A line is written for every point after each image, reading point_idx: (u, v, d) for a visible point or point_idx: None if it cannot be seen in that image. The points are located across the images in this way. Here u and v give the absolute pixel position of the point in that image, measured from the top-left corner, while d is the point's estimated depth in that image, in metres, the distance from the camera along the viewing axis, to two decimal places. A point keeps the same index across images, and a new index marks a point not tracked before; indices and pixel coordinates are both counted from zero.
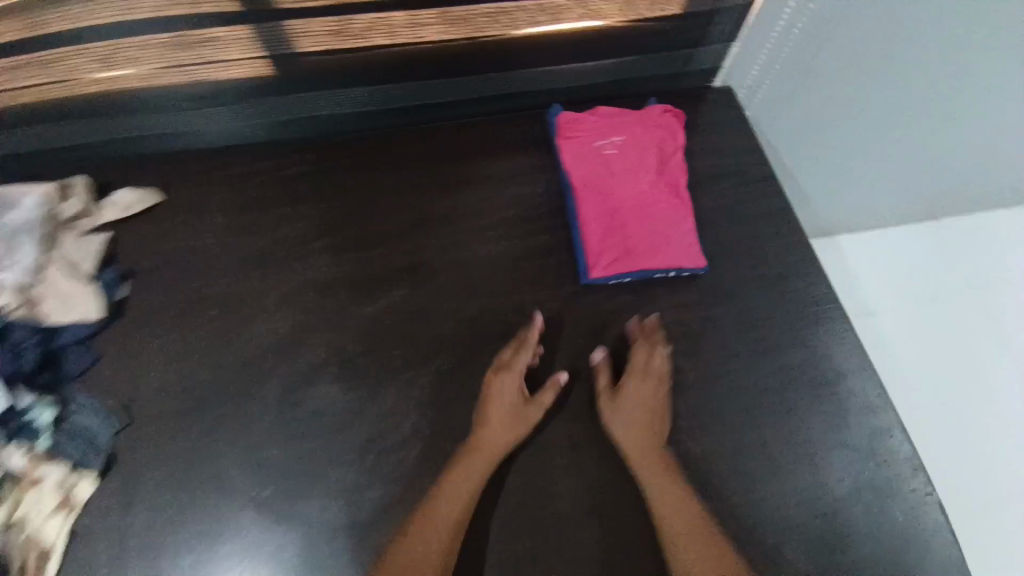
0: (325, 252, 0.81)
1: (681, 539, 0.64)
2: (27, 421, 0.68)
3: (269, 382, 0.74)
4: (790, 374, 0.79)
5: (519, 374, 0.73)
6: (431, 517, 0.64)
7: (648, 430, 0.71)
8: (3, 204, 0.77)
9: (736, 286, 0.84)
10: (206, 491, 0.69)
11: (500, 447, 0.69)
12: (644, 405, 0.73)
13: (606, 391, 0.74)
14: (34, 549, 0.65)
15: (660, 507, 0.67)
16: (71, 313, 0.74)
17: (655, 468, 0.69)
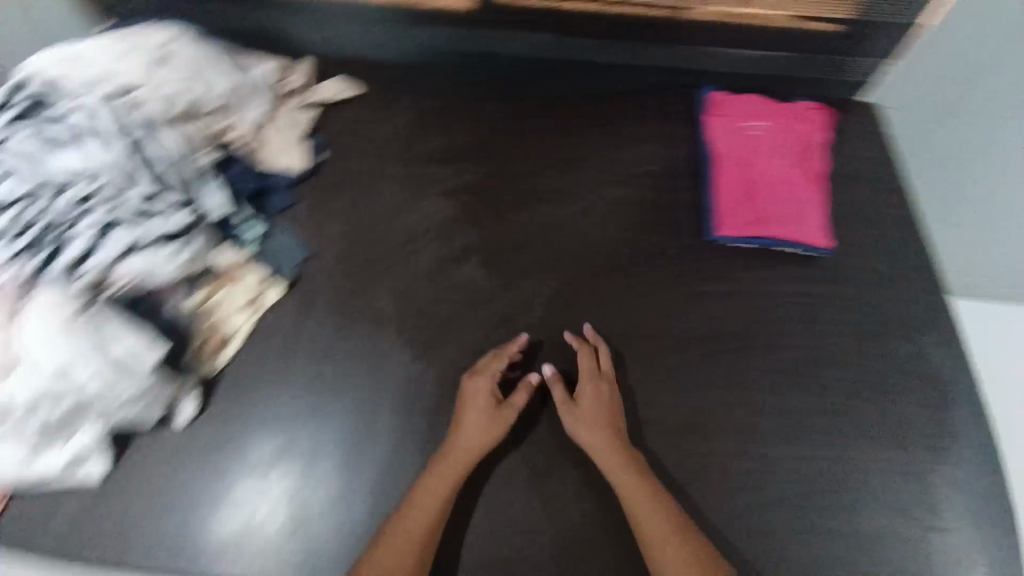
0: (484, 164, 0.95)
1: (659, 545, 0.67)
2: (240, 230, 0.83)
3: (422, 255, 0.88)
4: (884, 361, 0.83)
5: (492, 379, 0.76)
6: (408, 519, 0.68)
7: (607, 439, 0.73)
8: (247, 65, 0.94)
9: (849, 274, 0.88)
10: (357, 326, 0.82)
11: (479, 450, 0.72)
12: (601, 414, 0.75)
13: (565, 404, 0.76)
14: (220, 331, 0.79)
15: (636, 516, 0.69)
16: (286, 159, 0.91)
17: (624, 475, 0.71)
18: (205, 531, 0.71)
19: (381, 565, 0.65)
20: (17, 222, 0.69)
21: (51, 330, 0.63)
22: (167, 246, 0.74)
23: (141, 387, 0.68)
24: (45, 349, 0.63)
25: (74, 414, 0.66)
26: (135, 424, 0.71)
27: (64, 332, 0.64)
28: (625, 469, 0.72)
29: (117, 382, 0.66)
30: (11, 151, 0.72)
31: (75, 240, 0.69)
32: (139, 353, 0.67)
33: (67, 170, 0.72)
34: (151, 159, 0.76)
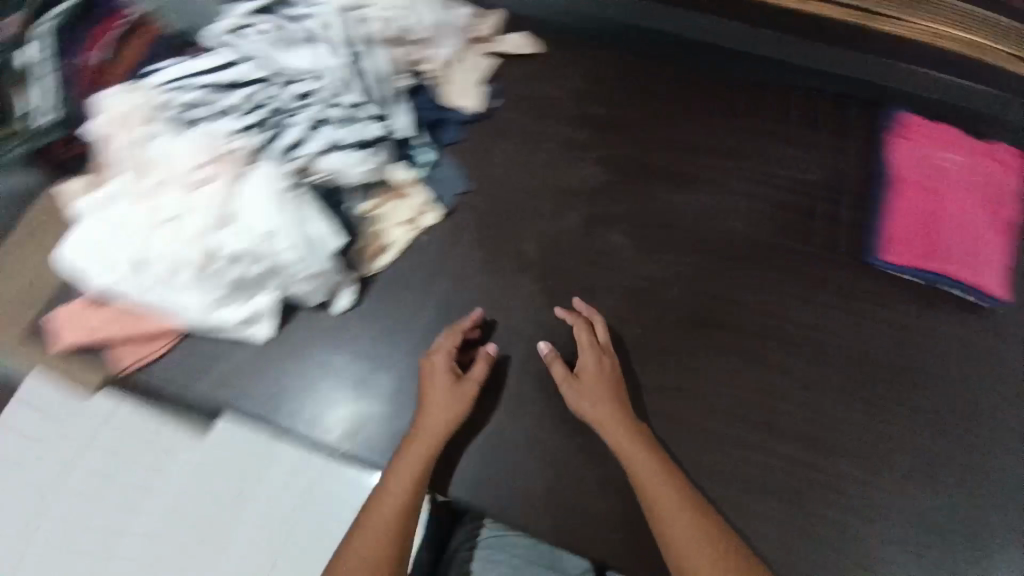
0: (646, 141, 0.96)
1: (661, 511, 0.69)
2: (415, 152, 0.89)
3: (571, 214, 0.91)
4: (1008, 427, 0.82)
5: (451, 357, 0.77)
6: (383, 500, 0.68)
7: (615, 416, 0.74)
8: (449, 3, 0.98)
9: (998, 334, 0.85)
10: (500, 267, 0.87)
11: (444, 428, 0.73)
12: (604, 388, 0.76)
13: (566, 380, 0.77)
14: (380, 239, 0.85)
15: (647, 492, 0.70)
16: (463, 100, 0.96)
17: (629, 443, 0.73)
18: (341, 411, 0.80)
19: (360, 551, 0.65)
20: (248, 99, 0.76)
21: (268, 202, 0.71)
22: (359, 152, 0.81)
23: (321, 270, 0.76)
24: (260, 215, 0.71)
25: (265, 278, 0.75)
26: (303, 297, 0.79)
27: (278, 208, 0.72)
28: (636, 447, 0.73)
29: (304, 262, 0.74)
30: (253, 36, 0.79)
31: (290, 129, 0.77)
32: (327, 241, 0.75)
33: (296, 65, 0.79)
34: (363, 72, 0.83)
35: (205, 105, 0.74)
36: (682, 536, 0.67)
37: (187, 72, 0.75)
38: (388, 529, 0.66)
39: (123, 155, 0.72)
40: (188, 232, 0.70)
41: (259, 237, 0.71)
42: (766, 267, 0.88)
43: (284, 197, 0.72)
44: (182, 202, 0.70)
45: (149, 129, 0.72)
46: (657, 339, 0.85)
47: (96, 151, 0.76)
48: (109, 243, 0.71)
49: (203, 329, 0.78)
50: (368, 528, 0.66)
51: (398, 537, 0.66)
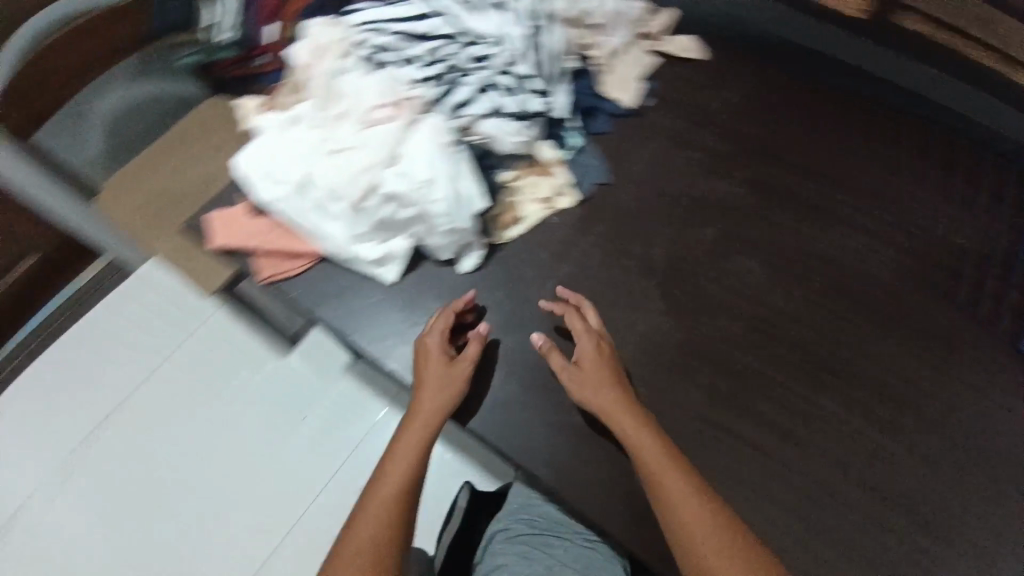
0: (797, 172, 0.94)
1: (671, 496, 0.65)
2: (565, 135, 0.91)
3: (707, 228, 0.90)
4: None
5: (443, 335, 0.77)
6: (382, 480, 0.69)
7: (619, 405, 0.72)
8: None
9: None
10: (626, 263, 0.88)
11: (439, 407, 0.73)
12: (604, 374, 0.74)
13: (565, 370, 0.75)
14: (514, 211, 0.87)
15: (658, 483, 0.66)
16: (621, 93, 0.96)
17: (634, 426, 0.70)
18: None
19: (359, 535, 0.65)
20: (432, 53, 0.79)
21: (429, 154, 0.74)
22: (517, 123, 0.82)
23: (459, 228, 0.78)
24: (423, 162, 0.74)
25: (407, 225, 0.78)
26: (435, 250, 0.81)
27: (436, 162, 0.74)
28: (646, 438, 0.69)
29: (446, 217, 0.76)
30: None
31: (462, 88, 0.79)
32: (471, 202, 0.77)
33: (479, 28, 0.81)
34: (542, 45, 0.84)
35: (394, 52, 0.79)
36: (698, 529, 0.63)
37: (382, 17, 0.79)
38: (386, 509, 0.66)
39: (314, 83, 0.78)
40: (354, 167, 0.74)
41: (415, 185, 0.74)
42: (901, 326, 0.84)
43: (443, 152, 0.75)
44: (356, 137, 0.74)
45: (341, 62, 0.78)
46: (772, 375, 0.82)
47: (290, 74, 0.82)
48: (284, 161, 0.77)
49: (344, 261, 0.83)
50: (369, 506, 0.67)
51: (397, 515, 0.66)
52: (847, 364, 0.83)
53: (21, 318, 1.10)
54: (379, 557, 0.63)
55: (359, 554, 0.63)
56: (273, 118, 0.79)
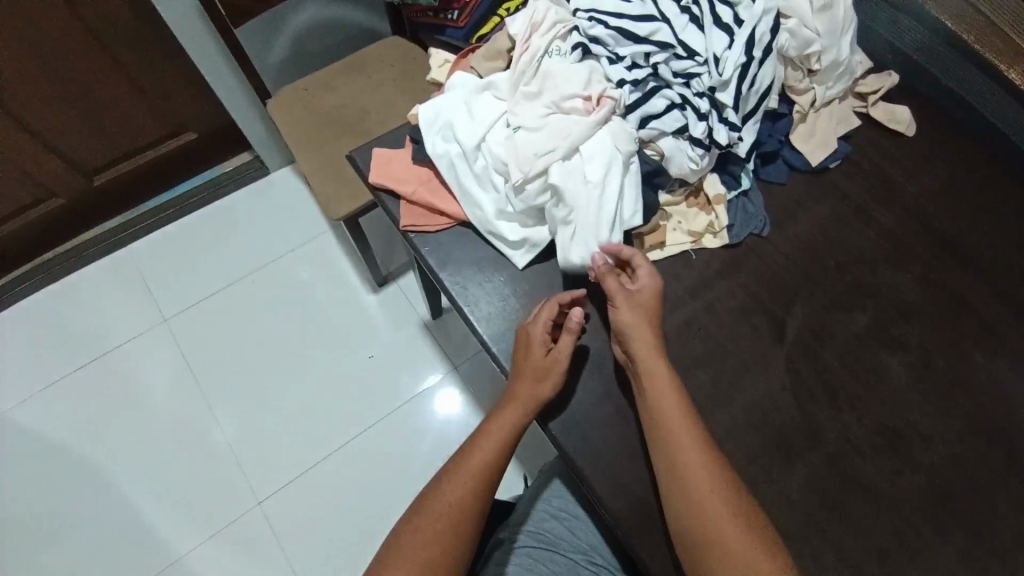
0: (982, 284, 0.83)
1: (690, 468, 0.62)
2: (737, 175, 0.87)
3: (859, 315, 0.82)
4: None
5: (548, 323, 0.75)
6: (470, 459, 0.70)
7: (644, 340, 0.69)
8: (857, 51, 0.93)
9: None
10: (758, 322, 0.82)
11: (535, 403, 0.73)
12: (652, 323, 0.71)
13: (619, 301, 0.71)
14: (661, 235, 0.85)
15: (662, 429, 0.66)
16: (810, 146, 0.91)
17: (667, 388, 0.67)
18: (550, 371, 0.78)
19: (433, 517, 0.66)
20: (642, 58, 0.79)
21: (605, 162, 0.73)
22: (697, 149, 0.79)
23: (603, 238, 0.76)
24: (600, 159, 0.73)
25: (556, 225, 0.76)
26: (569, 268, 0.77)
27: (611, 173, 0.73)
28: (658, 380, 0.68)
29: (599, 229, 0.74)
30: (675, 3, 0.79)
31: (658, 98, 0.78)
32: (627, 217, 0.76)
33: (694, 44, 0.78)
34: (754, 79, 0.79)
35: (605, 48, 0.79)
36: (697, 485, 0.61)
37: (609, 10, 0.79)
38: (467, 493, 0.68)
39: (519, 58, 0.80)
40: (531, 150, 0.75)
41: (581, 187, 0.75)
42: None
43: (618, 166, 0.74)
44: (545, 124, 0.75)
45: (554, 44, 0.80)
46: (894, 493, 0.71)
47: (501, 42, 0.86)
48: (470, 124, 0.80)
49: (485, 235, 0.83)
50: (455, 480, 0.69)
51: (474, 502, 0.68)
52: (994, 516, 0.70)
53: (195, 198, 1.66)
54: (456, 532, 0.66)
55: (438, 522, 0.66)
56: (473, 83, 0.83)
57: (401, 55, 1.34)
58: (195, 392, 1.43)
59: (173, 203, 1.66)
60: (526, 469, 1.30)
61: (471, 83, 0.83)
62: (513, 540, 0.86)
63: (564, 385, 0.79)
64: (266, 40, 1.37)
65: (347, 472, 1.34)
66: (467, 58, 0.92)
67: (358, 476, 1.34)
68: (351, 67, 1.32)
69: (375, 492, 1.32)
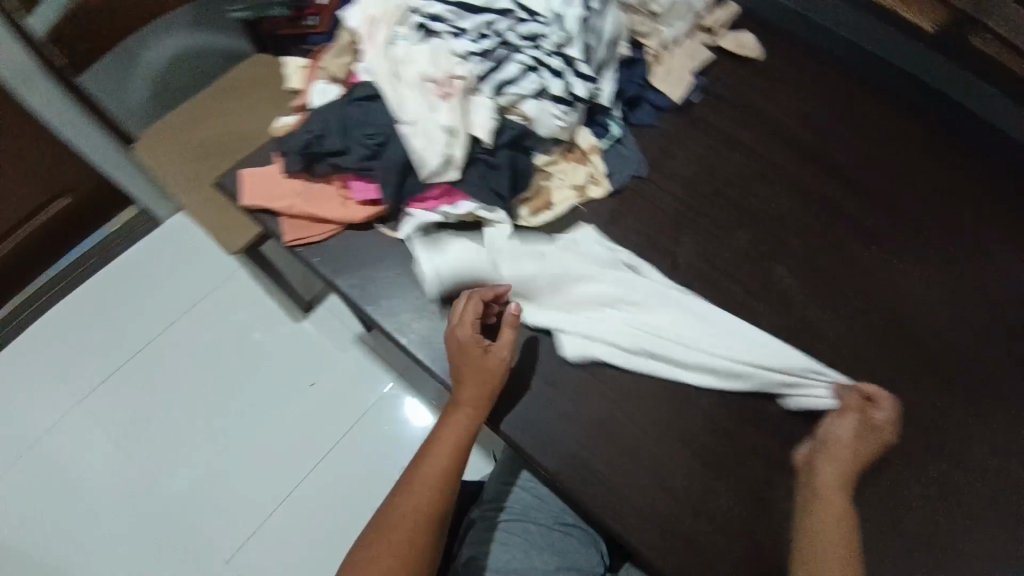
0: (840, 183, 0.91)
1: (812, 550, 0.64)
2: (606, 123, 0.89)
3: (743, 231, 0.87)
4: None
5: (475, 322, 0.74)
6: (424, 469, 0.70)
7: (851, 449, 0.70)
8: None
9: None
10: (653, 259, 0.85)
11: (481, 402, 0.72)
12: (873, 444, 0.71)
13: (853, 418, 0.72)
14: (545, 195, 0.86)
15: (808, 510, 0.67)
16: (670, 87, 0.94)
17: (840, 487, 0.68)
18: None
19: (393, 528, 0.66)
20: (486, 27, 0.79)
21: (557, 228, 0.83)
22: (561, 106, 0.81)
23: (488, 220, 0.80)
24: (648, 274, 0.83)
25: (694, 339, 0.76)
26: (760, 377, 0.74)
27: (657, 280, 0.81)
28: (830, 474, 0.68)
29: (497, 207, 0.79)
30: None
31: (511, 65, 0.79)
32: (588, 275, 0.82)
33: (534, 5, 0.78)
34: (598, 31, 0.82)
35: (447, 24, 0.78)
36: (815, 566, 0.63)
37: None
38: (422, 499, 0.68)
39: (365, 49, 0.78)
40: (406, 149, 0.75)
41: (465, 176, 0.78)
42: (940, 355, 0.80)
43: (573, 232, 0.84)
44: (413, 113, 0.74)
45: (396, 30, 0.78)
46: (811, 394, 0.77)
47: (345, 37, 0.83)
48: (340, 129, 0.77)
49: (382, 230, 0.83)
50: (411, 489, 0.69)
51: (433, 506, 0.68)
52: (886, 385, 0.78)
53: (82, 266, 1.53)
54: (419, 541, 0.66)
55: (397, 532, 0.66)
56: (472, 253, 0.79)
57: (262, 69, 1.27)
58: (129, 466, 1.33)
59: (59, 276, 1.52)
60: (485, 453, 1.32)
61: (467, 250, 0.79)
62: (480, 519, 0.88)
63: None
64: (117, 78, 1.27)
65: (311, 502, 1.31)
66: (318, 60, 0.89)
67: (322, 503, 1.31)
68: (213, 95, 1.25)
69: (344, 515, 1.30)
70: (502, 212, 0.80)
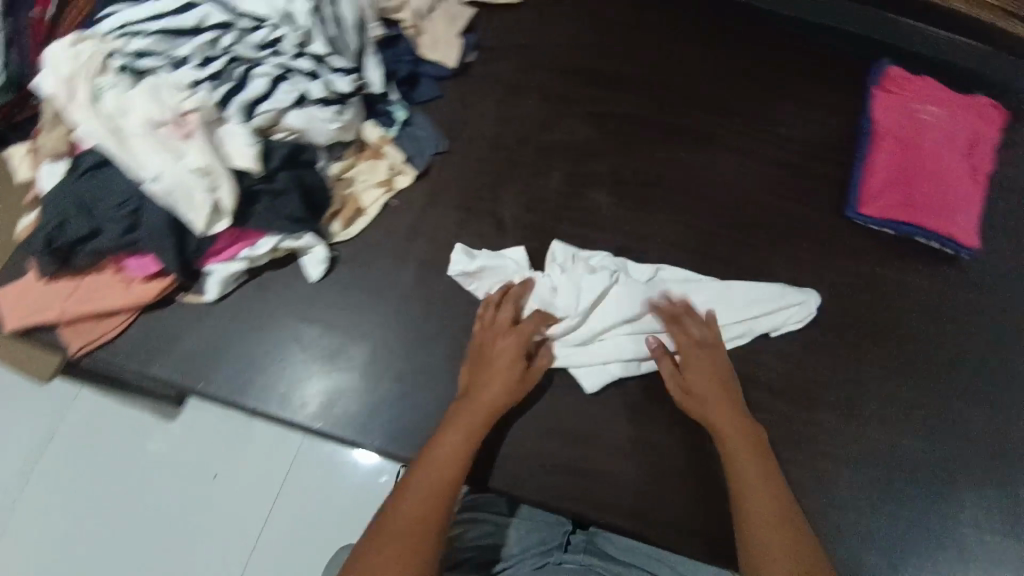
0: (632, 94, 0.92)
1: (751, 517, 0.64)
2: (388, 111, 0.84)
3: (555, 170, 0.87)
4: (978, 368, 0.82)
5: (517, 333, 0.74)
6: (431, 471, 0.64)
7: (711, 404, 0.72)
8: None
9: (972, 276, 0.85)
10: (480, 228, 0.84)
11: (491, 410, 0.70)
12: (706, 382, 0.73)
13: (677, 379, 0.74)
14: (353, 203, 0.81)
15: (732, 475, 0.67)
16: (442, 52, 0.90)
17: (743, 441, 0.69)
18: (332, 388, 0.75)
19: (392, 529, 0.60)
20: (209, 48, 0.71)
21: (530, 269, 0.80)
22: (331, 107, 0.75)
23: (298, 247, 0.75)
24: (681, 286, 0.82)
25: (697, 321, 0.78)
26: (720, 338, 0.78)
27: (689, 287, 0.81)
28: (729, 432, 0.70)
29: (301, 233, 0.74)
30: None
31: (253, 80, 0.71)
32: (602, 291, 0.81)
33: (256, 11, 0.73)
34: (338, 17, 0.76)
35: (159, 57, 0.70)
36: (763, 530, 0.62)
37: (144, 18, 0.71)
38: (433, 499, 0.63)
39: (72, 113, 0.67)
40: (168, 209, 0.67)
41: (250, 215, 0.72)
42: (755, 225, 0.86)
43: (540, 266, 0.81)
44: (155, 166, 0.66)
45: (107, 79, 0.68)
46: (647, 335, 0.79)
47: (51, 105, 0.71)
48: (80, 210, 0.68)
49: (184, 298, 0.75)
50: (417, 492, 0.63)
51: (441, 510, 0.62)
52: (719, 268, 0.84)
53: None
54: (417, 547, 0.59)
55: (398, 536, 0.60)
56: (508, 277, 0.79)
57: None
58: None
59: None
60: None
61: (507, 268, 0.79)
62: None
63: (345, 392, 0.74)
64: None
65: None
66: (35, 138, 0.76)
67: None
68: None
69: None
70: (310, 236, 0.75)
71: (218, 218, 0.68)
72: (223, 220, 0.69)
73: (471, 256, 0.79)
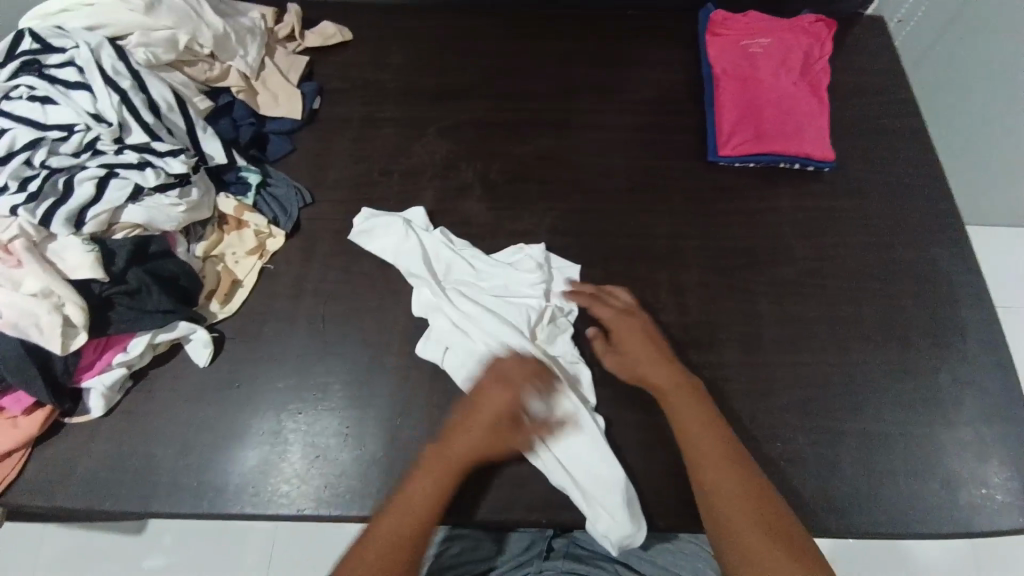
0: (483, 99, 0.93)
1: (718, 486, 0.63)
2: (240, 177, 0.83)
3: (425, 191, 0.87)
4: (868, 268, 0.84)
5: (511, 391, 0.69)
6: (400, 514, 0.64)
7: (658, 369, 0.72)
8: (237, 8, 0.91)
9: (841, 185, 0.89)
10: (363, 267, 0.83)
11: (469, 462, 0.67)
12: (651, 350, 0.74)
13: (610, 353, 0.75)
14: (228, 277, 0.80)
15: (688, 439, 0.67)
16: (282, 107, 0.89)
17: (687, 400, 0.69)
18: (246, 469, 0.72)
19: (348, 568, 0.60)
20: (24, 169, 0.69)
21: (412, 235, 0.81)
22: (171, 191, 0.74)
23: (175, 337, 0.74)
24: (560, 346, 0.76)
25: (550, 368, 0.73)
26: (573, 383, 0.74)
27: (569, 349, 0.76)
28: (677, 396, 0.70)
29: (175, 322, 0.73)
30: (18, 98, 0.72)
31: (77, 186, 0.69)
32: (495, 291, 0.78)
33: (66, 120, 0.72)
34: (151, 103, 0.76)
35: None
36: (726, 498, 0.62)
37: None
38: (403, 540, 0.62)
39: None
40: (21, 338, 0.65)
41: (108, 325, 0.69)
42: (629, 192, 0.88)
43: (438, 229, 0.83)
44: None
45: None
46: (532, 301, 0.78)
47: None
48: None
49: (72, 420, 0.73)
50: (383, 531, 0.63)
51: (408, 550, 0.62)
52: (607, 241, 0.85)
53: None
54: None
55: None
56: (393, 235, 0.82)
57: None
58: None
59: None
60: None
61: (401, 228, 0.82)
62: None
63: (262, 471, 0.72)
64: None
65: None
66: None
67: None
68: None
69: None
70: (184, 323, 0.74)
71: (75, 331, 0.66)
72: (81, 333, 0.67)
73: (372, 217, 0.84)
